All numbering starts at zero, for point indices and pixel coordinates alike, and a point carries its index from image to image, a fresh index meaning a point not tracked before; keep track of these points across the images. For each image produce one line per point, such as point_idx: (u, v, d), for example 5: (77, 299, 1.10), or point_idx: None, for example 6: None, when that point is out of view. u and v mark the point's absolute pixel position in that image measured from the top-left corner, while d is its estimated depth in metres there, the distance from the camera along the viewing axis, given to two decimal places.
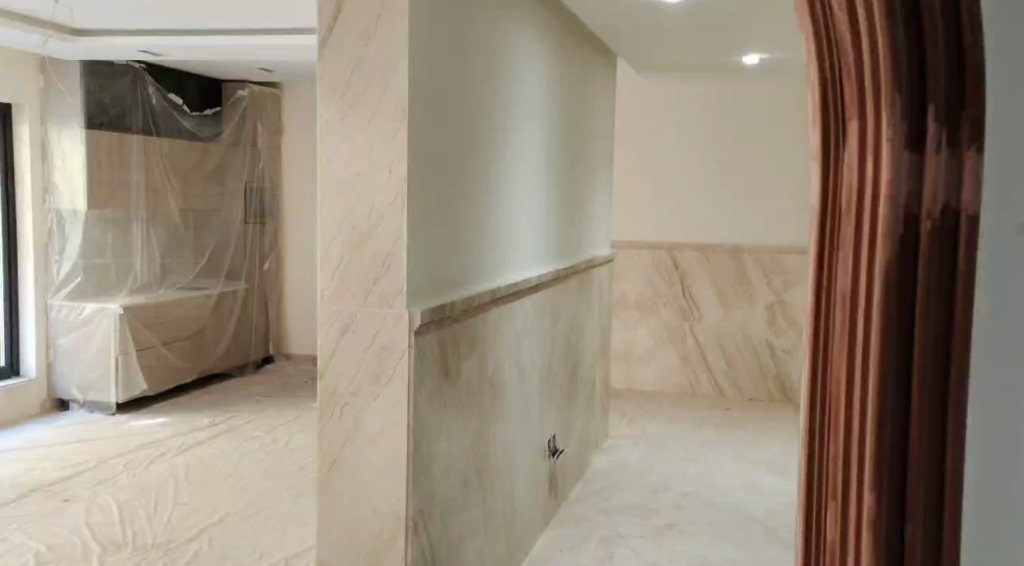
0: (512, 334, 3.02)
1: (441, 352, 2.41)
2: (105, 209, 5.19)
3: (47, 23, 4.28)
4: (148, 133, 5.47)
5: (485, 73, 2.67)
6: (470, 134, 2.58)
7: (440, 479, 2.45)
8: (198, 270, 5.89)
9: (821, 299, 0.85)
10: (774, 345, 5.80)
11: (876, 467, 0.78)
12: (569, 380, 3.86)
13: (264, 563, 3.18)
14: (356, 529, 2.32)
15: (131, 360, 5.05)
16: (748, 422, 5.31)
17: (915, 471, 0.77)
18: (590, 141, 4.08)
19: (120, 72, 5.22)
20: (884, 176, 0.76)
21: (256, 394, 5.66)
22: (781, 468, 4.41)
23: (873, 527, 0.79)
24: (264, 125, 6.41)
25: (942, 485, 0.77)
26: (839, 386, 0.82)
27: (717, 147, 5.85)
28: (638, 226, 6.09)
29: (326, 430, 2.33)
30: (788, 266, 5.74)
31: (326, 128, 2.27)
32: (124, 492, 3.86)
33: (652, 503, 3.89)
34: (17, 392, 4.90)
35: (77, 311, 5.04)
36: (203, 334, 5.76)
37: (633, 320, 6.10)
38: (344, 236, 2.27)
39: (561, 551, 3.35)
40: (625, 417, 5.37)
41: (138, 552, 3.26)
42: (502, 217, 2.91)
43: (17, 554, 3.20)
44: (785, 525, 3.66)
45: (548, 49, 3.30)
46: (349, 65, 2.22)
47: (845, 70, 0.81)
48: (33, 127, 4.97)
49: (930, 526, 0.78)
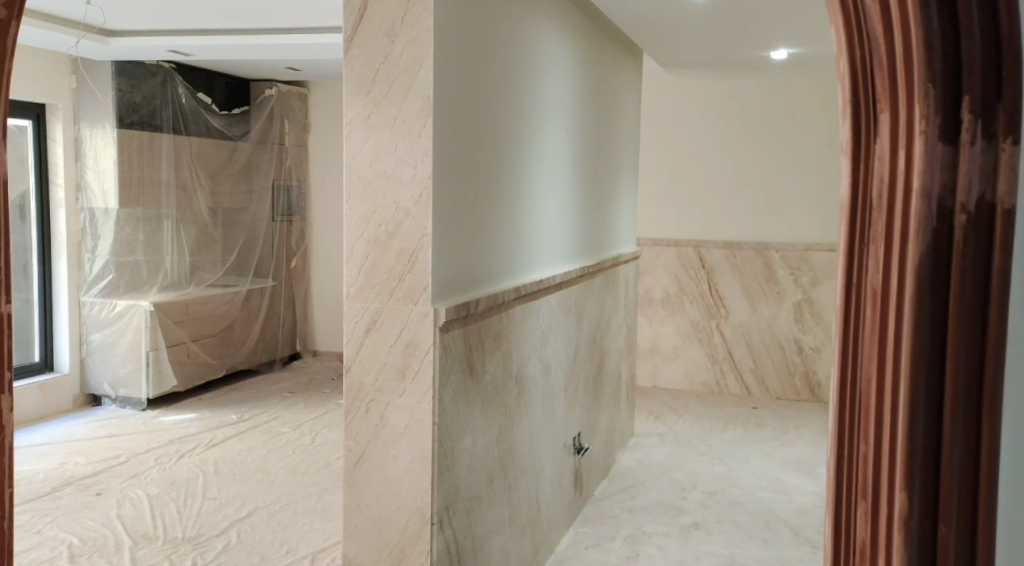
0: (537, 332, 3.01)
1: (465, 349, 2.42)
2: (136, 208, 5.26)
3: (79, 23, 4.34)
4: (178, 133, 5.53)
5: (510, 70, 2.66)
6: (494, 130, 2.58)
7: (465, 476, 2.45)
8: (227, 267, 5.94)
9: (852, 295, 0.83)
10: (802, 343, 5.73)
11: (908, 464, 0.77)
12: (594, 378, 3.86)
13: (291, 557, 3.21)
14: (382, 524, 2.34)
15: (161, 356, 5.12)
16: (775, 420, 5.27)
17: (949, 469, 0.75)
18: (616, 137, 4.07)
19: (150, 71, 5.28)
20: (917, 169, 0.75)
21: (283, 390, 5.71)
22: (808, 467, 4.37)
23: (905, 526, 0.77)
24: (291, 123, 6.45)
25: (977, 483, 0.75)
26: (870, 383, 0.81)
27: (745, 143, 5.79)
28: (665, 223, 6.07)
29: (352, 425, 2.35)
30: (816, 263, 5.66)
31: (352, 125, 2.28)
32: (155, 486, 3.91)
33: (678, 502, 3.87)
34: (51, 387, 4.98)
35: (110, 308, 5.09)
36: (231, 330, 5.82)
37: (659, 317, 6.08)
38: (370, 234, 2.29)
39: (586, 549, 3.35)
40: (651, 415, 5.34)
41: (168, 545, 3.30)
42: (527, 213, 2.90)
43: (51, 546, 3.26)
44: (813, 526, 3.62)
45: (573, 45, 3.29)
46: (376, 62, 2.23)
47: (876, 61, 0.79)
48: (66, 127, 5.06)
49: (965, 525, 0.76)
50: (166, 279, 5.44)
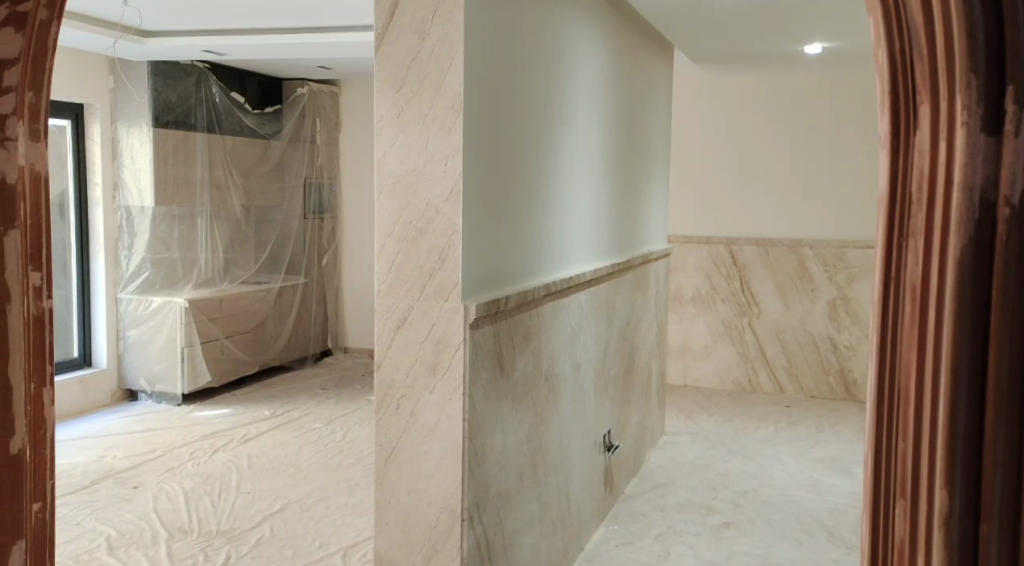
0: (567, 329, 3.01)
1: (496, 346, 2.42)
2: (171, 206, 5.33)
3: (117, 25, 4.41)
4: (212, 132, 5.60)
5: (540, 68, 2.66)
6: (524, 128, 2.57)
7: (495, 473, 2.46)
8: (260, 265, 6.01)
9: (889, 291, 0.76)
10: (837, 340, 5.64)
11: (946, 473, 0.69)
12: (624, 375, 3.84)
13: (323, 551, 3.24)
14: (413, 520, 2.35)
15: (196, 352, 5.19)
16: (809, 419, 5.21)
17: (991, 480, 0.68)
18: (646, 134, 4.04)
19: (184, 71, 5.35)
20: (958, 160, 0.67)
21: (315, 386, 5.76)
22: (843, 467, 4.31)
23: (944, 536, 0.70)
24: (323, 122, 6.49)
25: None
26: (909, 384, 0.74)
27: (778, 139, 5.73)
28: (696, 220, 6.05)
29: (384, 421, 2.37)
30: (851, 261, 5.57)
31: (383, 122, 2.30)
32: (190, 480, 3.97)
33: (710, 501, 3.84)
34: (90, 382, 5.09)
35: (146, 304, 5.19)
36: (263, 327, 5.89)
37: (690, 315, 6.05)
38: (400, 231, 2.31)
39: (617, 547, 3.34)
40: (682, 413, 5.31)
41: (203, 538, 3.35)
42: (556, 210, 2.89)
43: (90, 538, 3.32)
44: (848, 527, 3.57)
45: (603, 42, 3.27)
46: (407, 59, 2.24)
47: (916, 49, 0.72)
48: (103, 127, 5.15)
49: (1010, 543, 0.68)
50: (201, 276, 5.51)
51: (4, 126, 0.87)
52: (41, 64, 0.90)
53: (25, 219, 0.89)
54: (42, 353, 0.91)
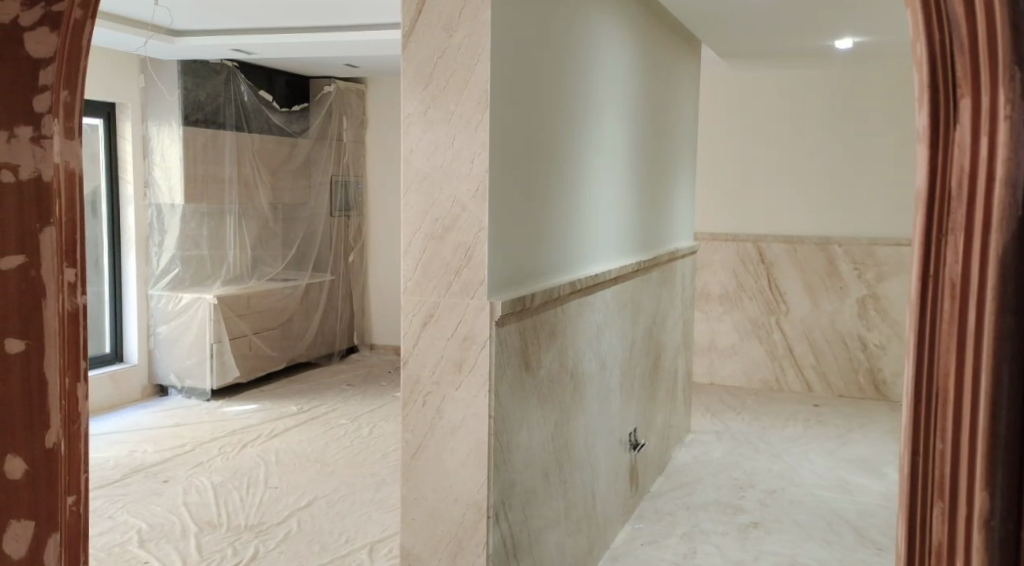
0: (592, 326, 3.00)
1: (522, 344, 2.42)
2: (201, 204, 5.38)
3: (147, 24, 4.46)
4: (240, 130, 5.65)
5: (567, 65, 2.65)
6: (551, 125, 2.57)
7: (521, 471, 2.46)
8: (286, 262, 6.06)
9: (926, 286, 0.74)
10: (866, 339, 5.57)
11: (989, 470, 0.68)
12: (650, 372, 3.82)
13: (349, 547, 3.26)
14: (439, 517, 2.36)
15: (224, 347, 5.25)
16: (838, 418, 5.15)
17: None
18: (673, 130, 4.01)
19: (214, 70, 5.39)
20: (1001, 156, 0.66)
21: (341, 383, 5.79)
22: (872, 467, 4.26)
23: (986, 534, 0.68)
24: (349, 119, 6.52)
25: None
26: (947, 381, 0.72)
27: (807, 135, 5.67)
28: (723, 217, 6.01)
29: (410, 418, 2.38)
30: (881, 258, 5.49)
31: (410, 119, 2.31)
32: (218, 474, 4.01)
33: (736, 500, 3.81)
34: (121, 377, 5.16)
35: (176, 301, 5.25)
36: (291, 323, 5.94)
37: (717, 314, 6.00)
38: (427, 228, 2.31)
39: (643, 545, 3.33)
40: (708, 412, 5.28)
41: (231, 532, 3.39)
42: (582, 208, 2.87)
43: (121, 531, 3.37)
44: (879, 527, 3.53)
45: (630, 38, 3.25)
46: (434, 56, 2.24)
47: (957, 43, 0.70)
48: (135, 125, 5.21)
49: None
50: (229, 273, 5.56)
51: (40, 123, 0.88)
52: (76, 63, 0.90)
53: (60, 215, 0.90)
54: (76, 347, 0.92)
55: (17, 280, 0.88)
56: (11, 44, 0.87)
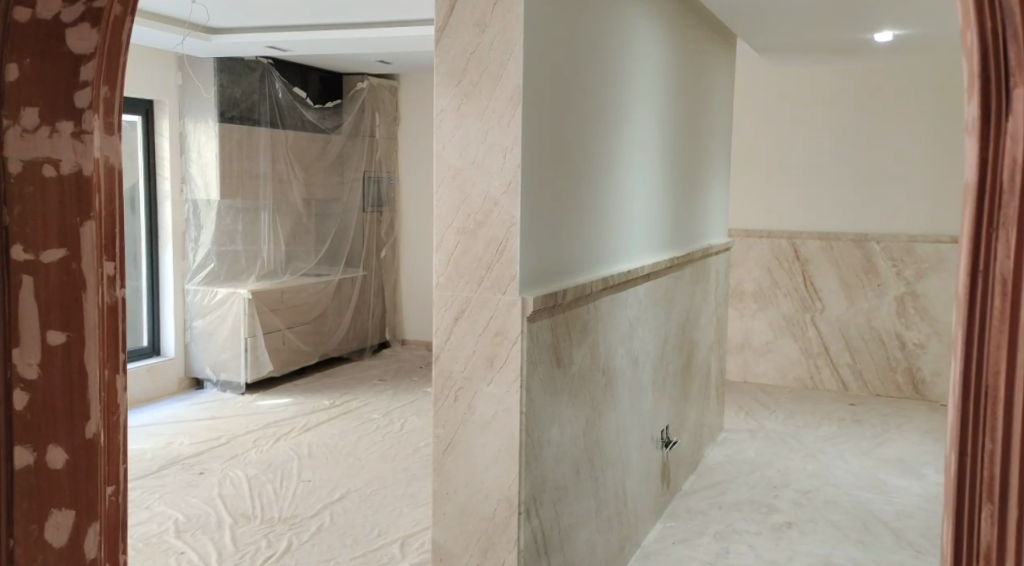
0: (624, 322, 2.98)
1: (553, 339, 2.41)
2: (235, 199, 5.44)
3: (184, 22, 4.52)
4: (275, 127, 5.70)
5: (600, 61, 2.63)
6: (584, 120, 2.55)
7: (552, 466, 2.45)
8: (320, 257, 6.12)
9: (976, 282, 0.72)
10: (904, 337, 5.48)
11: None
12: (683, 369, 3.79)
13: (381, 541, 3.28)
14: (470, 513, 2.36)
15: (258, 342, 5.31)
16: (874, 418, 5.07)
17: None
18: (707, 125, 3.97)
19: (249, 67, 5.44)
20: None
21: (373, 378, 5.83)
22: (910, 468, 4.19)
23: None
24: (381, 116, 6.55)
25: None
26: (998, 377, 0.70)
27: (844, 130, 5.59)
28: (757, 213, 5.94)
29: (441, 412, 2.38)
30: (920, 255, 5.39)
31: (443, 115, 2.31)
32: (253, 467, 4.06)
33: (770, 500, 3.77)
34: (158, 370, 5.25)
35: (211, 295, 5.33)
36: (323, 318, 5.99)
37: (751, 311, 5.94)
38: (459, 223, 2.32)
39: (675, 544, 3.31)
40: (741, 410, 5.22)
41: (266, 524, 3.43)
42: (614, 203, 2.85)
43: (159, 522, 3.42)
44: (916, 529, 3.47)
45: (664, 32, 3.22)
46: (467, 51, 2.24)
47: (1011, 30, 0.67)
48: (172, 122, 5.29)
49: None
50: (263, 268, 5.63)
51: (80, 119, 0.87)
52: (115, 62, 0.89)
53: (100, 210, 0.89)
54: (114, 341, 0.91)
55: (58, 273, 0.86)
56: (51, 41, 0.84)
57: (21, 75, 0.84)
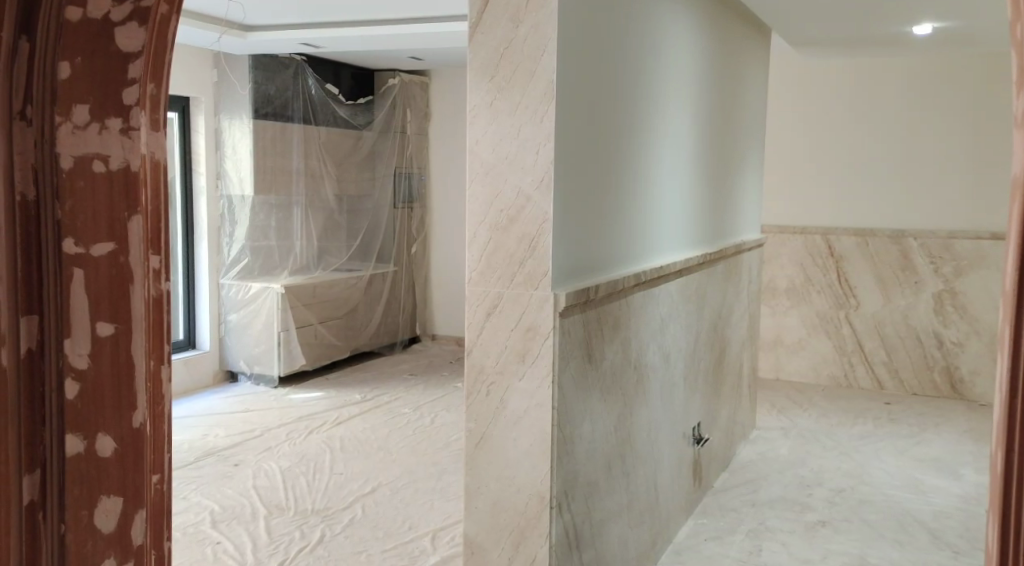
0: (656, 319, 2.97)
1: (585, 335, 2.41)
2: (269, 195, 5.50)
3: (222, 20, 4.58)
4: (308, 123, 5.76)
5: (634, 57, 2.63)
6: (617, 117, 2.55)
7: (584, 462, 2.45)
8: (351, 252, 6.18)
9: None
10: (942, 336, 5.40)
11: None
12: (715, 366, 3.77)
13: (411, 534, 3.30)
14: (501, 506, 2.37)
15: (291, 336, 5.37)
16: (910, 417, 5.01)
17: None
18: (741, 120, 3.94)
19: (283, 64, 5.50)
20: None
21: (404, 372, 5.88)
22: (948, 468, 4.13)
23: None
24: (412, 112, 6.59)
25: None
26: None
27: (880, 125, 5.52)
28: (791, 209, 5.88)
29: (473, 406, 2.39)
30: (959, 252, 5.31)
31: (476, 111, 2.32)
32: (286, 459, 4.11)
33: (803, 498, 3.74)
34: (194, 363, 5.33)
35: (245, 289, 5.39)
36: (355, 312, 6.04)
37: (783, 309, 5.87)
38: (491, 218, 2.33)
39: (707, 541, 3.29)
40: (774, 408, 5.17)
41: (300, 516, 3.47)
42: (647, 199, 2.85)
43: (196, 512, 3.48)
44: (954, 530, 3.42)
45: (697, 28, 3.20)
46: (500, 47, 2.25)
47: None
48: (208, 118, 5.35)
49: None
50: (296, 263, 5.70)
51: (129, 115, 0.80)
52: (163, 54, 0.83)
53: (147, 204, 0.83)
54: (161, 332, 0.86)
55: (107, 267, 0.81)
56: (101, 39, 0.78)
57: (74, 73, 0.78)
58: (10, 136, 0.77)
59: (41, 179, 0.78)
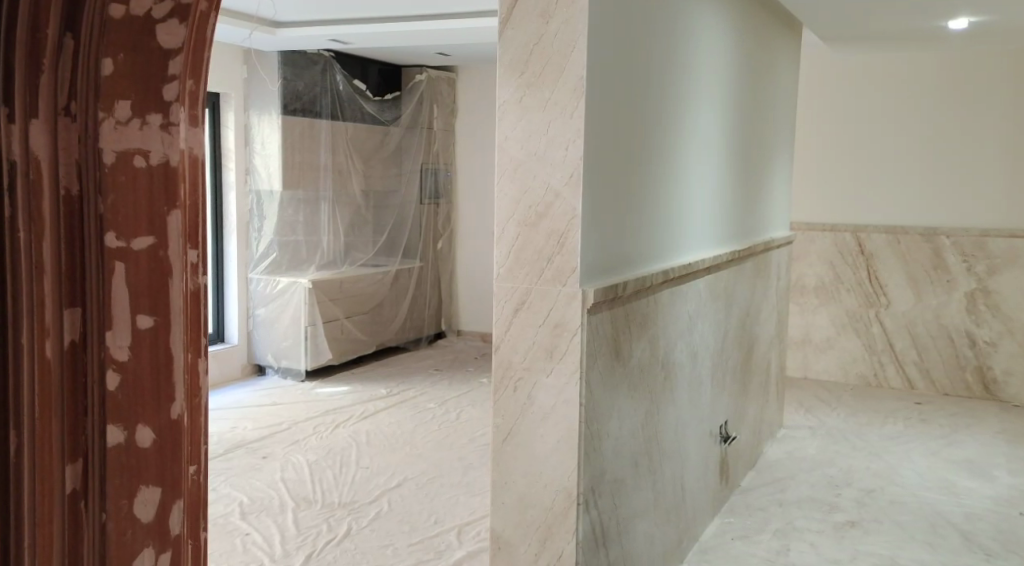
0: (684, 316, 2.96)
1: (613, 332, 2.41)
2: (297, 191, 5.55)
3: (252, 17, 4.61)
4: (335, 119, 5.80)
5: (664, 54, 2.61)
6: (647, 113, 2.53)
7: (611, 459, 2.45)
8: (378, 248, 6.21)
9: None
10: (974, 336, 5.32)
11: None
12: (742, 365, 3.75)
13: (439, 528, 3.32)
14: (527, 502, 2.38)
15: (318, 330, 5.42)
16: (940, 417, 4.95)
17: None
18: (770, 116, 3.90)
19: (312, 61, 5.55)
20: None
21: (429, 368, 5.90)
22: (980, 469, 4.07)
23: None
24: (439, 108, 6.60)
25: None
26: None
27: (912, 121, 5.45)
28: (820, 207, 5.83)
29: (501, 402, 2.40)
30: (993, 250, 5.23)
31: (506, 107, 2.31)
32: (313, 453, 4.15)
33: (832, 498, 3.71)
34: (223, 356, 5.39)
35: (274, 284, 5.44)
36: (381, 307, 6.08)
37: (812, 306, 5.82)
38: (520, 216, 2.32)
39: (734, 540, 3.27)
40: (801, 408, 5.12)
41: (327, 509, 3.50)
42: (676, 195, 2.83)
43: (225, 503, 3.52)
44: (986, 532, 3.38)
45: (727, 24, 3.17)
46: (531, 41, 2.24)
47: None
48: (237, 114, 5.40)
49: None
50: (323, 258, 5.75)
51: (168, 111, 0.78)
52: (200, 54, 0.80)
53: (186, 199, 0.80)
54: (197, 325, 0.83)
55: (147, 263, 0.78)
56: (142, 36, 0.75)
57: (115, 69, 0.74)
58: (55, 133, 0.72)
59: (84, 175, 0.74)
